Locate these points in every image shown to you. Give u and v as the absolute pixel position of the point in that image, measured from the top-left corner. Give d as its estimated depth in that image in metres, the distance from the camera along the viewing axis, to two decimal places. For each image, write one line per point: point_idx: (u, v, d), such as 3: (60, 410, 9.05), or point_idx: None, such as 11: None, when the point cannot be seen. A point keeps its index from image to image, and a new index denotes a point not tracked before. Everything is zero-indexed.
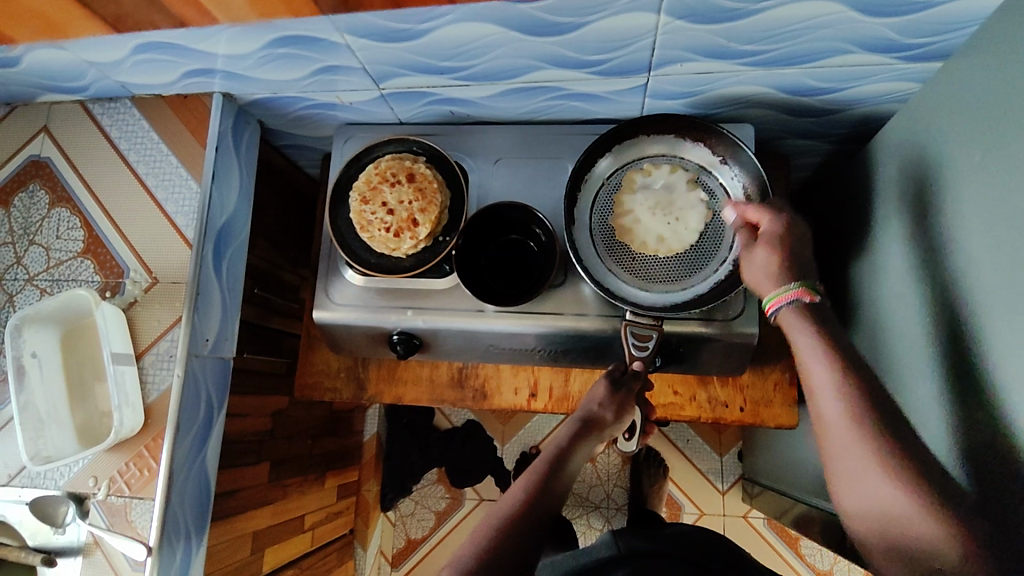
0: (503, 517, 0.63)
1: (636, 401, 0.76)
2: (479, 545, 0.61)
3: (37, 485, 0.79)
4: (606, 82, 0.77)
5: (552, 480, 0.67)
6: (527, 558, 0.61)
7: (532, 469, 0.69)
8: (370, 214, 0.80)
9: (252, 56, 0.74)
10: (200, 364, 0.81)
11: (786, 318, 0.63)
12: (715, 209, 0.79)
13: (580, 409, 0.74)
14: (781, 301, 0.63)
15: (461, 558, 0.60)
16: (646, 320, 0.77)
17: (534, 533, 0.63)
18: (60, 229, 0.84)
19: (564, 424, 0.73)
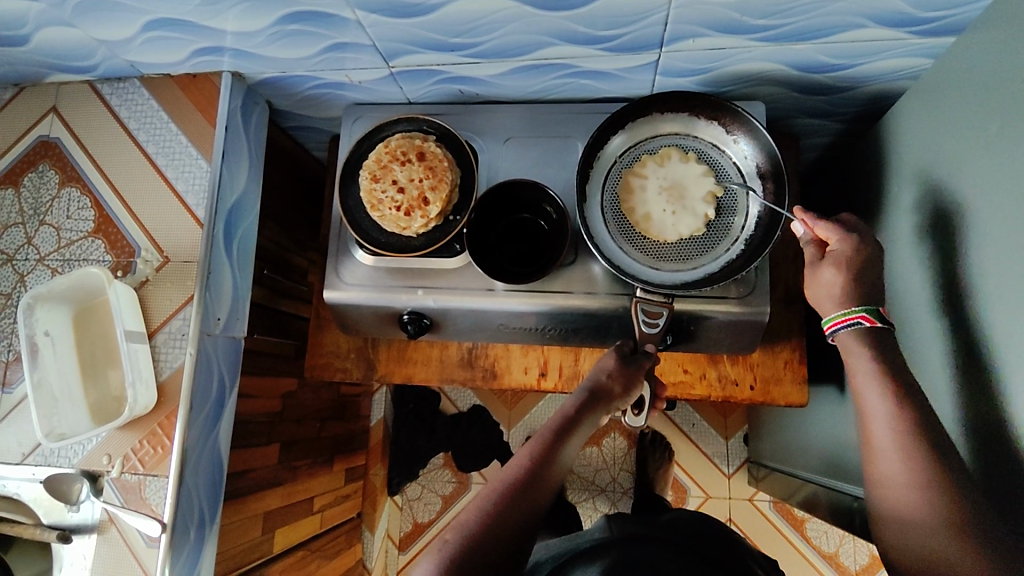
0: (506, 483, 0.65)
1: (646, 377, 0.76)
2: (484, 509, 0.63)
3: (51, 463, 0.79)
4: (618, 59, 0.77)
5: (557, 449, 0.68)
6: (526, 523, 0.63)
7: (538, 436, 0.70)
8: (381, 192, 0.80)
9: (263, 33, 0.74)
10: (212, 344, 0.82)
11: (844, 341, 0.65)
12: (727, 189, 0.79)
13: (589, 378, 0.74)
14: (839, 324, 0.65)
15: (466, 523, 0.62)
16: (657, 298, 0.77)
17: (535, 498, 0.64)
18: (70, 209, 0.84)
19: (571, 395, 0.74)
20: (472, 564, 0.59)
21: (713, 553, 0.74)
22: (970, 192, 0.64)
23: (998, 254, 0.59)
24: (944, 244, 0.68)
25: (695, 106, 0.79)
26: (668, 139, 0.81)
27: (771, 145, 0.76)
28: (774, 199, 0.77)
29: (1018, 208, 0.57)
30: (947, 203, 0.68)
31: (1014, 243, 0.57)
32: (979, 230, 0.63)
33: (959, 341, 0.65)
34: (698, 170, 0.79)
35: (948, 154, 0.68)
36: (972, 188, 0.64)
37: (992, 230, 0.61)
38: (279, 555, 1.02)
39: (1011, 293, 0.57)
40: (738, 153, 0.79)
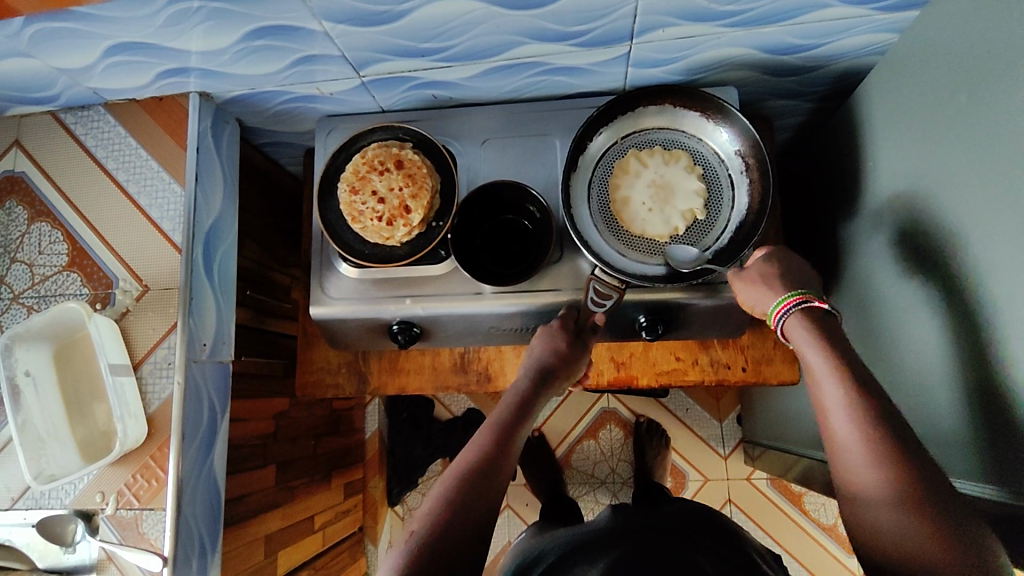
0: (469, 468, 0.63)
1: (583, 352, 0.78)
2: (444, 497, 0.60)
3: (42, 506, 0.77)
4: (589, 53, 0.77)
5: (509, 433, 0.69)
6: (489, 506, 0.61)
7: (492, 421, 0.70)
8: (361, 204, 0.79)
9: (228, 50, 0.72)
10: (200, 370, 0.80)
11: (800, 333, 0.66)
12: (712, 194, 0.79)
13: (535, 357, 0.77)
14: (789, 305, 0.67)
15: (427, 515, 0.59)
16: (611, 279, 0.77)
17: (493, 480, 0.63)
18: (42, 243, 0.82)
19: (518, 382, 0.76)
20: (439, 556, 0.56)
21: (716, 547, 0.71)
22: (944, 161, 0.65)
23: (977, 222, 0.60)
24: (922, 215, 0.69)
25: (689, 99, 0.80)
26: (670, 132, 0.81)
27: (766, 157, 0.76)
28: (757, 213, 0.77)
29: (993, 174, 0.58)
30: (924, 175, 0.69)
31: (992, 208, 0.58)
32: (956, 200, 0.64)
33: (944, 309, 0.66)
34: (688, 172, 0.79)
35: (920, 127, 0.69)
36: (946, 159, 0.65)
37: (970, 199, 0.62)
38: None
39: (993, 258, 0.58)
40: (728, 154, 0.79)
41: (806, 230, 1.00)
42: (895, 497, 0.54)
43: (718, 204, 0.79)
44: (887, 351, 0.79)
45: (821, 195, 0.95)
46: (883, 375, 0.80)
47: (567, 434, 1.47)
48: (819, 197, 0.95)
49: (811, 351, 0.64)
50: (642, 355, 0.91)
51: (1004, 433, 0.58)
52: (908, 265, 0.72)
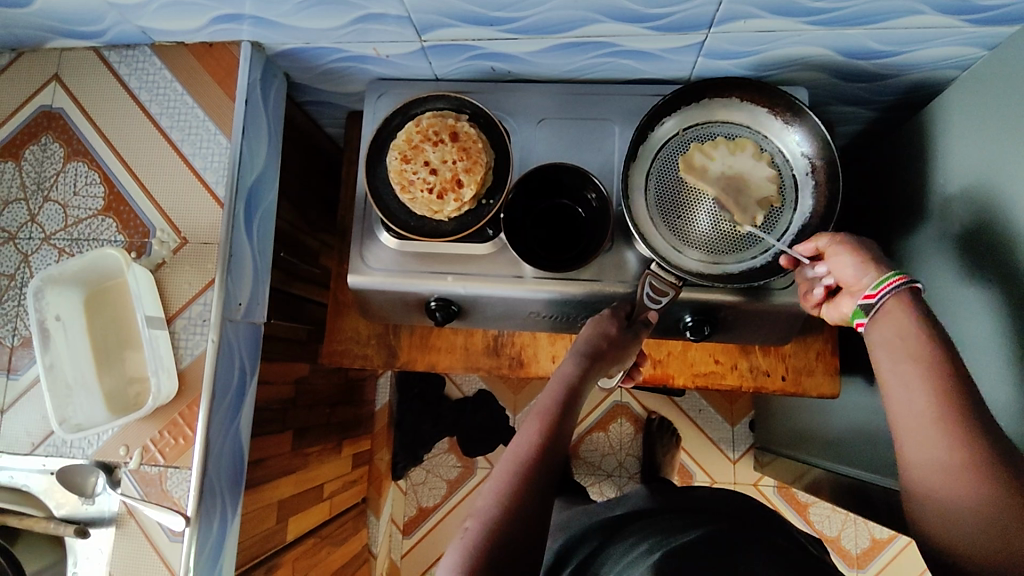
0: (523, 461, 0.61)
1: (634, 340, 0.75)
2: (502, 492, 0.58)
3: (63, 454, 0.75)
4: (662, 38, 0.74)
5: (562, 421, 0.66)
6: (546, 501, 0.59)
7: (541, 409, 0.67)
8: (412, 173, 0.77)
9: (291, 0, 0.69)
10: (234, 330, 0.77)
11: (889, 311, 0.59)
12: (782, 190, 0.76)
13: (583, 342, 0.73)
14: (891, 286, 0.60)
15: (486, 509, 0.58)
16: (668, 276, 0.74)
17: (549, 475, 0.61)
18: (77, 184, 0.79)
19: (566, 360, 0.72)
20: (497, 558, 0.54)
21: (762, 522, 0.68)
22: None
23: None
24: (999, 239, 0.67)
25: (759, 94, 0.77)
26: (737, 126, 0.78)
27: (836, 160, 0.73)
28: (822, 217, 0.74)
29: None
30: (1006, 200, 0.66)
31: None
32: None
33: (1012, 338, 0.64)
34: (756, 162, 0.76)
35: (1007, 149, 0.67)
36: None
37: None
38: (292, 543, 1.00)
39: None
40: (794, 155, 0.77)
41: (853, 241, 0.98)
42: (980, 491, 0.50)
43: (783, 202, 0.76)
44: None
45: (875, 207, 0.92)
46: None
47: (578, 424, 1.46)
48: (872, 209, 0.93)
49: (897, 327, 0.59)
50: (681, 354, 0.89)
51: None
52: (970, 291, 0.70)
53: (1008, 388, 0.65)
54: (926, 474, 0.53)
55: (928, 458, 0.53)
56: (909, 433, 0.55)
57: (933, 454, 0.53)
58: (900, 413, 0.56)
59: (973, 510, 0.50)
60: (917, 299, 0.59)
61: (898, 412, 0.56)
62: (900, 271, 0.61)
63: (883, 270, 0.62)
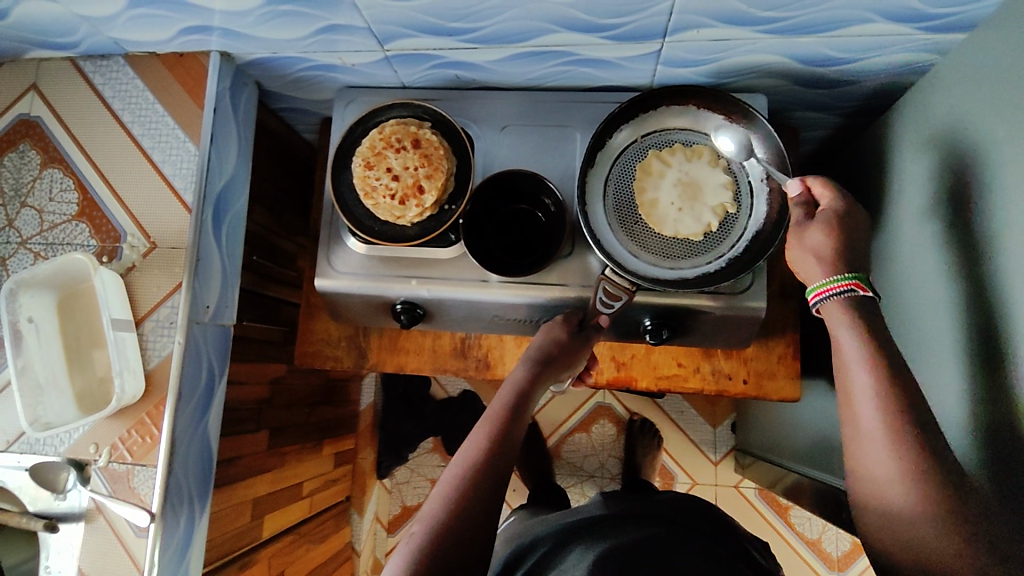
0: (470, 466, 0.63)
1: (586, 346, 0.78)
2: (448, 497, 0.61)
3: (36, 451, 0.78)
4: (619, 47, 0.75)
5: (510, 426, 0.68)
6: (491, 504, 0.61)
7: (492, 414, 0.69)
8: (375, 179, 0.79)
9: (254, 12, 0.71)
10: (201, 332, 0.80)
11: (829, 311, 0.62)
12: (738, 197, 0.77)
13: (535, 349, 0.76)
14: (831, 291, 0.61)
15: (432, 514, 0.60)
16: (623, 281, 0.76)
17: (495, 479, 0.63)
18: (53, 190, 0.82)
19: (518, 367, 0.74)
20: (439, 560, 0.56)
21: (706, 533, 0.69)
22: (979, 193, 0.63)
23: (1002, 258, 0.59)
24: (949, 245, 0.68)
25: (715, 101, 0.77)
26: (694, 132, 0.79)
27: (788, 165, 0.73)
28: (775, 223, 0.75)
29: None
30: (955, 207, 0.67)
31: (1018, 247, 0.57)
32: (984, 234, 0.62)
33: (963, 343, 0.65)
34: (712, 168, 0.77)
35: (956, 157, 0.67)
36: (979, 192, 0.63)
37: (995, 235, 0.60)
38: (268, 540, 1.02)
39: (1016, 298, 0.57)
40: (750, 161, 0.77)
41: None
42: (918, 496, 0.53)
43: (739, 207, 0.77)
44: None
45: None
46: None
47: (559, 425, 1.48)
48: None
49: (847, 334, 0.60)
50: (644, 357, 0.91)
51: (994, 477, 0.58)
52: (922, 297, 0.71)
53: (956, 393, 0.66)
54: (878, 487, 0.55)
55: (883, 473, 0.55)
56: (864, 446, 0.57)
57: (883, 465, 0.55)
58: (856, 434, 0.58)
59: (919, 525, 0.53)
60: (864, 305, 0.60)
61: (853, 422, 0.58)
62: (855, 275, 0.61)
63: (835, 271, 0.62)
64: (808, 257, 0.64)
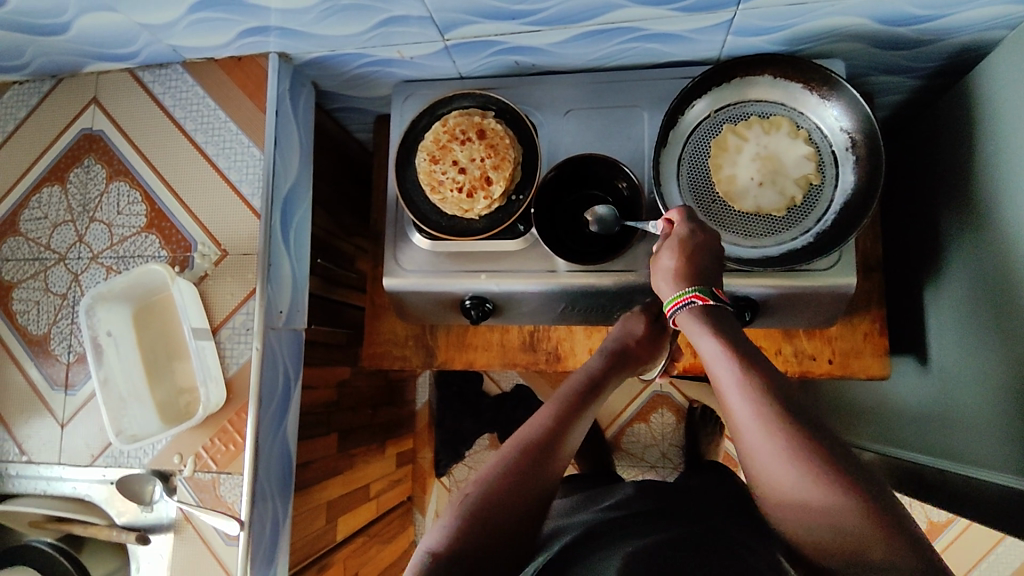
0: (535, 437, 0.62)
1: (665, 342, 0.78)
2: (506, 462, 0.60)
3: (122, 464, 0.78)
4: (689, 19, 0.72)
5: (580, 411, 0.67)
6: (550, 478, 0.60)
7: (562, 395, 0.68)
8: (441, 173, 0.77)
9: (314, 9, 0.70)
10: (277, 338, 0.79)
11: (685, 322, 0.63)
12: (821, 168, 0.74)
13: (610, 340, 0.75)
14: (677, 304, 0.63)
15: (486, 476, 0.59)
16: None
17: (557, 455, 0.62)
18: (120, 204, 0.82)
19: (594, 354, 0.74)
20: (483, 520, 0.55)
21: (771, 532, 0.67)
22: None
23: None
24: None
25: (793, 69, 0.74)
26: (772, 103, 0.75)
27: (877, 135, 0.70)
28: (865, 192, 0.71)
29: None
30: None
31: None
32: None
33: None
34: (793, 139, 0.74)
35: None
36: None
37: None
38: (342, 542, 1.02)
39: None
40: (833, 130, 0.74)
41: (901, 218, 0.94)
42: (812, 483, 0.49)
43: (823, 178, 0.74)
44: (997, 350, 0.73)
45: (920, 180, 0.88)
46: (981, 376, 0.76)
47: (618, 415, 1.46)
48: (917, 183, 0.89)
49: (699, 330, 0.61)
50: None
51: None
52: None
53: None
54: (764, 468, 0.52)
55: (774, 467, 0.51)
56: (742, 433, 0.54)
57: (773, 459, 0.51)
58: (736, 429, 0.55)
59: (825, 516, 0.48)
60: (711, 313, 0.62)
61: (744, 441, 0.54)
62: (701, 287, 0.63)
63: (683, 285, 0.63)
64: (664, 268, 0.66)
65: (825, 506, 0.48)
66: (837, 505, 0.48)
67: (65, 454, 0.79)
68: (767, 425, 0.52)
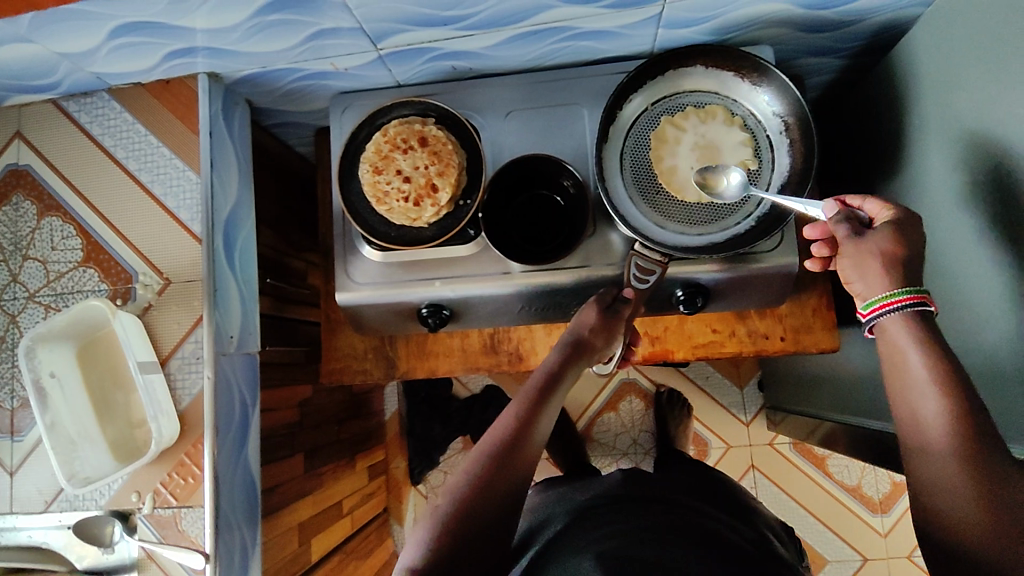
0: (497, 444, 0.63)
1: (626, 326, 0.77)
2: (472, 472, 0.61)
3: (77, 508, 0.75)
4: (617, 16, 0.73)
5: (539, 411, 0.68)
6: (515, 483, 0.62)
7: (523, 396, 0.69)
8: (385, 184, 0.76)
9: (240, 27, 0.68)
10: (229, 364, 0.77)
11: (890, 326, 0.58)
12: (759, 153, 0.75)
13: (568, 332, 0.76)
14: (888, 307, 0.58)
15: (454, 488, 0.61)
16: (655, 254, 0.74)
17: (520, 458, 0.63)
18: (54, 239, 0.79)
19: (554, 349, 0.75)
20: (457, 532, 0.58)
21: (734, 522, 0.71)
22: (998, 117, 0.61)
23: None
24: (972, 172, 0.65)
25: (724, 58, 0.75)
26: (706, 93, 0.77)
27: (809, 117, 0.72)
28: (802, 173, 0.73)
29: None
30: (974, 135, 0.65)
31: None
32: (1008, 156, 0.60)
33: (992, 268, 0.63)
34: (729, 126, 0.75)
35: (969, 84, 0.65)
36: (998, 115, 0.61)
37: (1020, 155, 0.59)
38: (318, 563, 1.01)
39: None
40: (766, 115, 0.75)
41: (840, 194, 0.96)
42: (981, 501, 0.48)
43: (761, 163, 0.75)
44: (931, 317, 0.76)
45: (855, 157, 0.91)
46: None
47: (587, 407, 1.47)
48: (852, 159, 0.92)
49: (901, 332, 0.57)
50: (678, 328, 0.89)
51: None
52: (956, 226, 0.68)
53: (986, 323, 0.65)
54: (931, 484, 0.51)
55: (945, 479, 0.50)
56: (922, 448, 0.53)
57: (947, 472, 0.50)
58: (916, 427, 0.54)
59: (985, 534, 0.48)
60: (925, 318, 0.57)
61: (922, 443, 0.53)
62: (919, 287, 0.58)
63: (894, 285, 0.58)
64: (868, 260, 0.60)
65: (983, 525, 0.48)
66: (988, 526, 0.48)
67: (16, 503, 0.76)
68: (955, 450, 0.51)
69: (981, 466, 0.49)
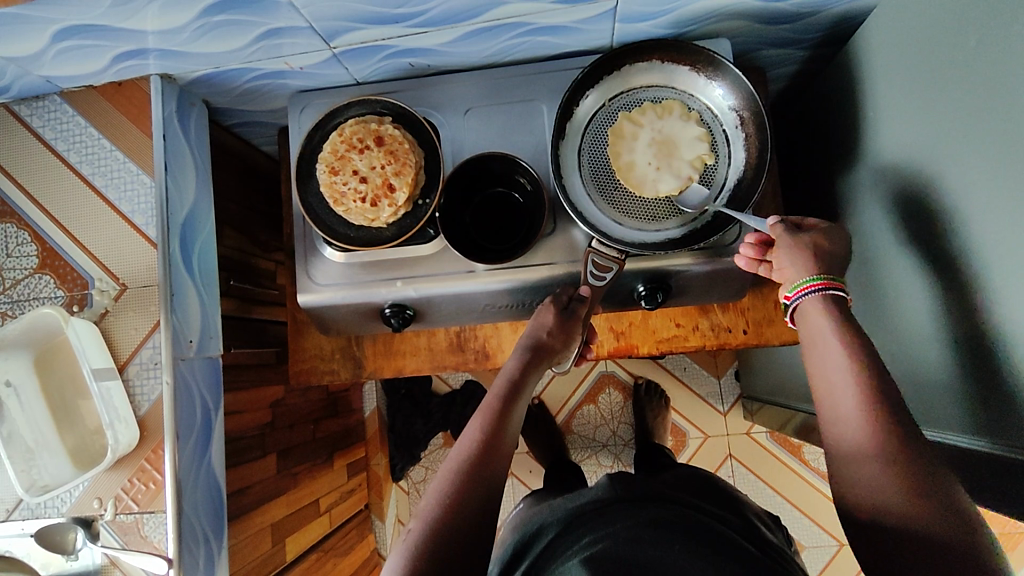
0: (466, 464, 0.63)
1: (583, 325, 0.77)
2: (443, 494, 0.61)
3: (38, 515, 0.75)
4: (571, 11, 0.72)
5: (503, 422, 0.68)
6: (486, 498, 0.62)
7: (485, 407, 0.70)
8: (342, 184, 0.76)
9: (187, 28, 0.67)
10: (189, 368, 0.77)
11: (809, 304, 0.63)
12: (715, 148, 0.75)
13: (527, 335, 0.77)
14: (805, 290, 0.63)
15: (426, 511, 0.60)
16: (610, 250, 0.74)
17: (490, 471, 0.64)
18: (9, 246, 0.78)
19: (515, 355, 0.76)
20: (433, 555, 0.56)
21: (726, 516, 0.66)
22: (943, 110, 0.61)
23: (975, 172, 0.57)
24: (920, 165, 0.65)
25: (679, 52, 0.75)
26: (661, 88, 0.76)
27: (762, 111, 0.72)
28: (756, 166, 0.74)
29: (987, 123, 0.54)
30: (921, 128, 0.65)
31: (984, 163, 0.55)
32: (950, 148, 0.60)
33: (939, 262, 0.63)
34: (685, 121, 0.75)
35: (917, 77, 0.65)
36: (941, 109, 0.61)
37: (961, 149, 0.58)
38: (293, 562, 1.01)
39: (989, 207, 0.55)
40: (722, 109, 0.75)
41: (806, 184, 0.96)
42: (885, 464, 0.52)
43: (717, 157, 0.75)
44: (887, 308, 0.76)
45: (818, 148, 0.91)
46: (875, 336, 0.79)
47: (567, 401, 1.47)
48: (815, 151, 0.92)
49: (825, 321, 0.61)
50: (642, 323, 0.90)
51: (998, 397, 0.55)
52: (898, 220, 0.69)
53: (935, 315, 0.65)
54: (846, 449, 0.55)
55: (854, 446, 0.54)
56: (836, 421, 0.57)
57: (856, 437, 0.54)
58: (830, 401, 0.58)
59: (892, 497, 0.51)
60: (835, 301, 0.62)
61: (835, 416, 0.57)
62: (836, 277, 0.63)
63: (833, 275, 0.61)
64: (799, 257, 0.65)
65: (889, 489, 0.51)
66: (892, 488, 0.51)
67: None
68: (863, 419, 0.54)
69: (884, 428, 0.53)
